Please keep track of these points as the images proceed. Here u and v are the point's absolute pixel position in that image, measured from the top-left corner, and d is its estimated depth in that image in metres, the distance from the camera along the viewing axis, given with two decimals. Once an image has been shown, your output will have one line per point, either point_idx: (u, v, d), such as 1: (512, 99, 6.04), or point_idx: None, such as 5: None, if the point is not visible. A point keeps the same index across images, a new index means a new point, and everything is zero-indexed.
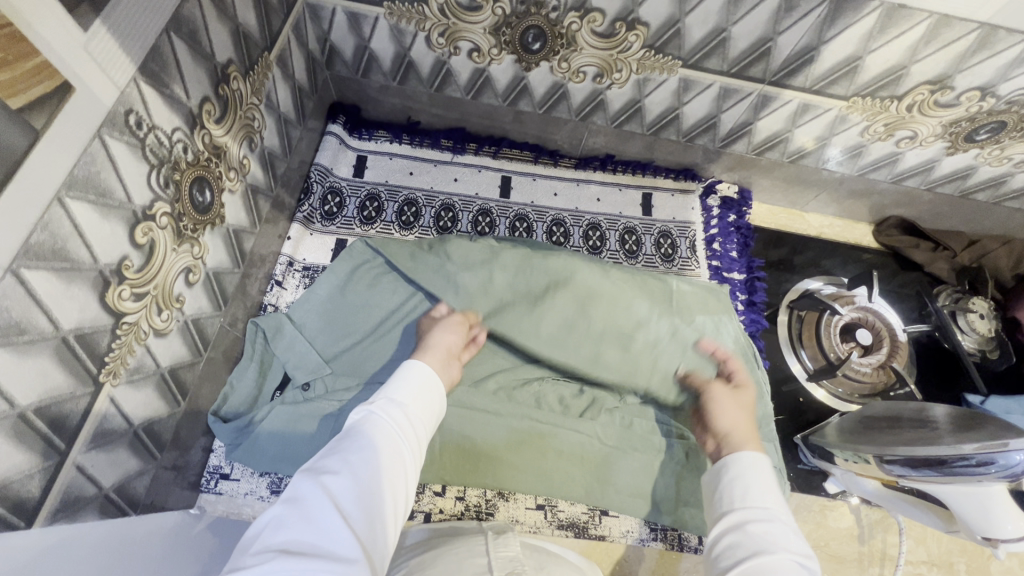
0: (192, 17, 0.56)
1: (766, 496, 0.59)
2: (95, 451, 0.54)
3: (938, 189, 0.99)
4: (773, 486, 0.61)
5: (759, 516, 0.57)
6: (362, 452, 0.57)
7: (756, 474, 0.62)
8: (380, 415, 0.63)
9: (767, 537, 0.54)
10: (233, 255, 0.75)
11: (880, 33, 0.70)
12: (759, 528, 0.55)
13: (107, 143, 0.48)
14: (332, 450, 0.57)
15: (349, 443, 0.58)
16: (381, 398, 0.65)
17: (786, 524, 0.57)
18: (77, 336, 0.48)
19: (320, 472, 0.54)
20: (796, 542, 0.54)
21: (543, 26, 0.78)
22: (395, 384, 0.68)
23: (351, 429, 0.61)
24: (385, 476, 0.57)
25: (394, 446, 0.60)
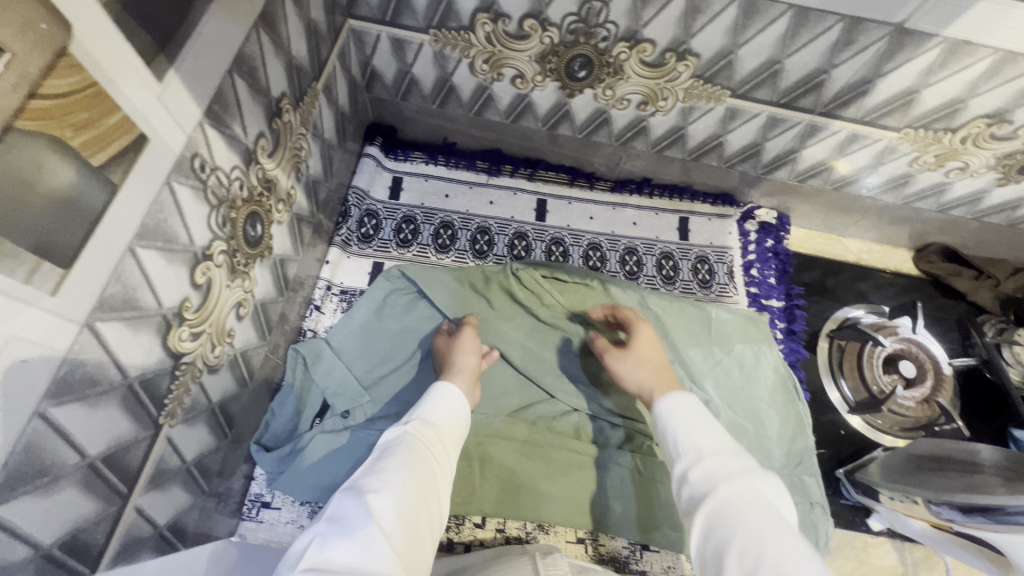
0: (252, 55, 0.56)
1: (691, 434, 0.58)
2: (152, 491, 0.54)
3: (986, 219, 0.97)
4: (697, 417, 0.60)
5: (693, 459, 0.56)
6: (400, 470, 0.57)
7: (681, 419, 0.60)
8: (414, 434, 0.62)
9: (707, 478, 0.53)
10: (279, 284, 0.75)
11: (941, 67, 0.69)
12: (699, 472, 0.54)
13: (175, 188, 0.48)
14: (369, 468, 0.57)
15: (386, 462, 0.58)
16: (412, 419, 0.66)
17: (716, 449, 0.56)
18: (141, 382, 0.48)
19: (360, 490, 0.54)
20: (727, 470, 0.53)
21: (590, 55, 0.77)
22: (424, 405, 0.68)
23: (386, 448, 0.60)
24: (422, 496, 0.56)
25: (430, 467, 0.60)
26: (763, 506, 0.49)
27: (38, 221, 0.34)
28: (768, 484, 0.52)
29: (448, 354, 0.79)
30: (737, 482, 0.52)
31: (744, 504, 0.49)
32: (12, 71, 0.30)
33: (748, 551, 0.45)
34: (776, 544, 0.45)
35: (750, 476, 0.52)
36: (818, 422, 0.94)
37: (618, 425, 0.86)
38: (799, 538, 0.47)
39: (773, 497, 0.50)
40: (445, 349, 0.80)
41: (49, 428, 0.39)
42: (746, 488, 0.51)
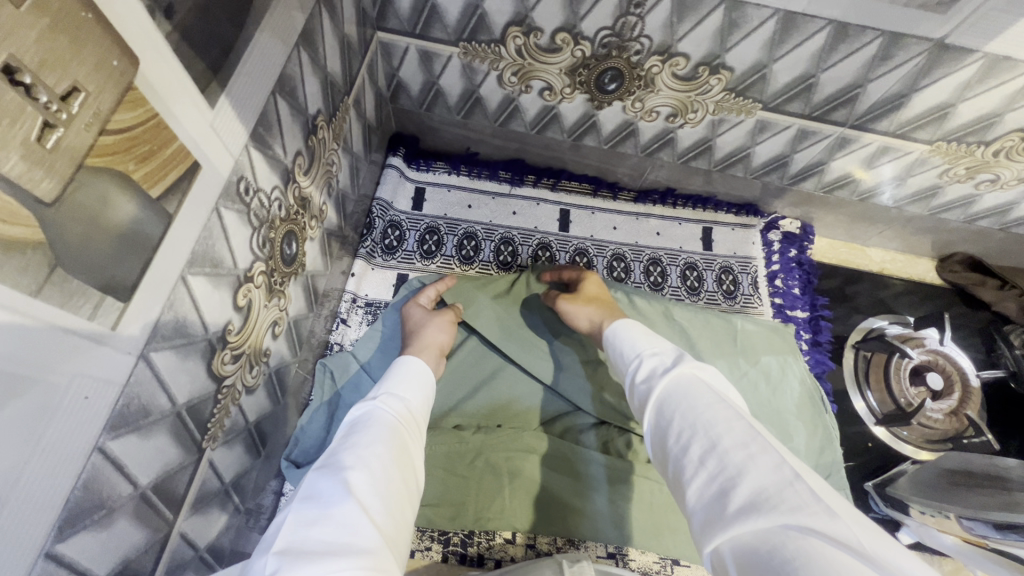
0: (293, 74, 0.55)
1: (635, 346, 0.60)
2: (194, 515, 0.54)
3: (1012, 229, 0.97)
4: (638, 331, 0.62)
5: (638, 363, 0.57)
6: (375, 445, 0.52)
7: (626, 335, 0.63)
8: (384, 410, 0.58)
9: (649, 374, 0.54)
10: (310, 300, 0.75)
11: (979, 82, 0.68)
12: (643, 372, 0.55)
13: (222, 214, 0.47)
14: (340, 446, 0.52)
15: (358, 437, 0.52)
16: (382, 395, 0.61)
17: (654, 351, 0.57)
18: (188, 408, 0.48)
19: (334, 468, 0.48)
20: (662, 361, 0.54)
21: (622, 68, 0.77)
22: (390, 380, 0.64)
23: (355, 424, 0.55)
24: (399, 470, 0.52)
25: (404, 443, 0.55)
26: (705, 389, 0.48)
27: (105, 258, 0.34)
28: (705, 367, 0.52)
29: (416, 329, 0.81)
30: (676, 370, 0.52)
31: (682, 389, 0.49)
32: (85, 110, 0.30)
33: (692, 432, 0.45)
34: (714, 414, 0.45)
35: (686, 363, 0.52)
36: (846, 434, 0.93)
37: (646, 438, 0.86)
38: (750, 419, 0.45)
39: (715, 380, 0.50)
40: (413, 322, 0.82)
41: (106, 462, 0.39)
42: (682, 371, 0.51)
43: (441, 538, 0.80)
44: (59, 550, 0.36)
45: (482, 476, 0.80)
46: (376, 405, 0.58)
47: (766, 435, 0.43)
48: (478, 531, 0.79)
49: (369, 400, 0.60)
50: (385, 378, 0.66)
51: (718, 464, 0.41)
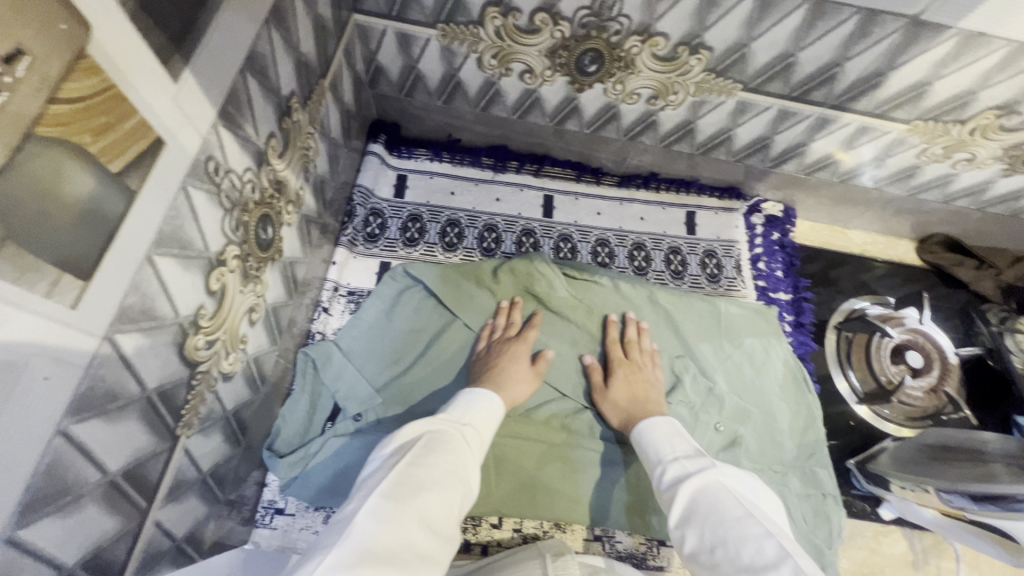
0: (264, 52, 0.54)
1: (659, 448, 0.64)
2: (171, 504, 0.53)
3: (989, 209, 0.98)
4: (664, 432, 0.67)
5: (662, 469, 0.62)
6: (450, 473, 0.56)
7: (655, 431, 0.67)
8: (461, 436, 0.62)
9: (680, 476, 0.58)
10: (288, 288, 0.74)
11: (954, 59, 0.69)
12: (671, 472, 0.60)
13: (190, 193, 0.46)
14: (420, 453, 0.56)
15: (438, 458, 0.56)
16: (466, 422, 0.65)
17: (679, 456, 0.61)
18: (160, 393, 0.47)
19: (415, 483, 0.53)
20: (693, 463, 0.59)
21: (602, 49, 0.76)
22: (465, 405, 0.69)
23: (439, 439, 0.59)
24: (462, 498, 0.56)
25: (470, 468, 0.59)
26: (732, 494, 0.53)
27: (59, 232, 0.33)
28: (734, 477, 0.56)
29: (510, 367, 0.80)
30: (702, 475, 0.57)
31: (714, 496, 0.54)
32: (33, 73, 0.29)
33: (719, 546, 0.49)
34: (741, 530, 0.49)
35: (715, 472, 0.57)
36: (829, 413, 0.95)
37: None
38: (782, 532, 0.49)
39: (745, 489, 0.55)
40: (520, 372, 0.80)
41: (71, 447, 0.37)
42: (711, 479, 0.56)
43: None
44: (22, 536, 0.35)
45: None
46: (456, 428, 0.63)
47: (792, 550, 0.46)
48: (464, 519, 0.81)
49: (453, 421, 0.64)
50: (458, 400, 0.70)
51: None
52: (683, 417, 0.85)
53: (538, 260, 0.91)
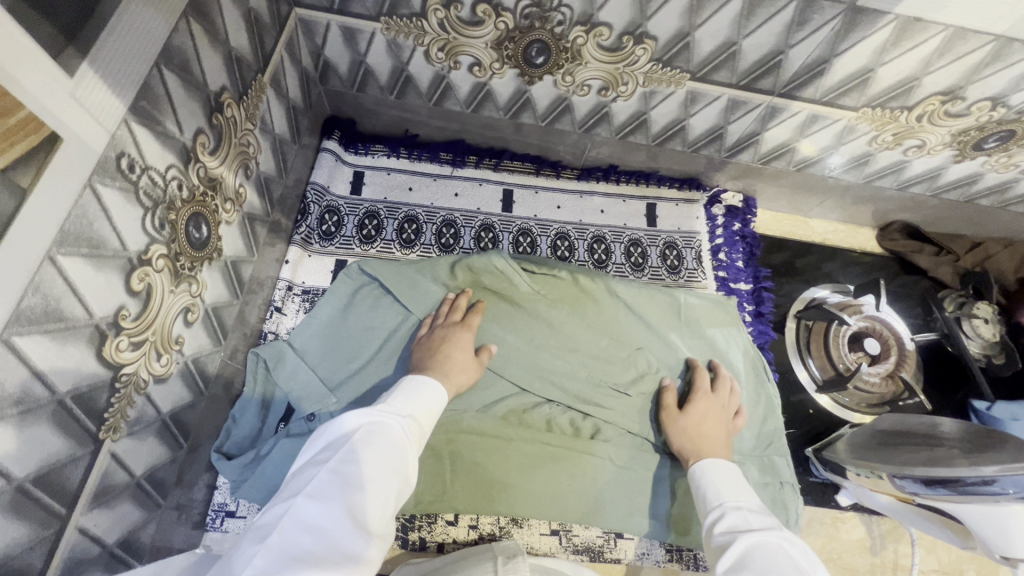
0: (183, 46, 0.52)
1: (722, 495, 0.67)
2: (97, 510, 0.52)
3: (944, 195, 0.99)
4: (729, 480, 0.69)
5: (720, 514, 0.65)
6: (385, 471, 0.55)
7: (718, 478, 0.70)
8: (399, 429, 0.60)
9: (736, 526, 0.61)
10: (231, 287, 0.73)
11: (894, 45, 0.69)
12: (729, 521, 0.62)
13: (98, 190, 0.45)
14: (351, 453, 0.55)
15: (372, 457, 0.55)
16: (406, 414, 0.64)
17: (741, 507, 0.64)
18: (74, 397, 0.46)
19: (345, 484, 0.52)
20: (755, 519, 0.61)
21: (547, 41, 0.76)
22: (408, 395, 0.67)
23: (374, 434, 0.58)
24: (398, 495, 0.56)
25: (408, 463, 0.59)
26: (786, 554, 0.54)
27: None
28: (792, 539, 0.57)
29: (452, 353, 0.78)
30: (762, 531, 0.58)
31: (764, 548, 0.55)
32: None
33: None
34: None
35: (775, 529, 0.59)
36: (789, 402, 0.95)
37: (587, 415, 0.86)
38: None
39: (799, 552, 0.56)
40: (461, 363, 0.78)
41: None
42: (769, 533, 0.58)
43: None
44: None
45: (423, 458, 0.80)
46: (396, 421, 0.61)
47: None
48: (420, 516, 0.81)
49: (391, 413, 0.62)
50: (400, 388, 0.68)
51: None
52: (643, 409, 0.86)
53: (498, 259, 0.87)
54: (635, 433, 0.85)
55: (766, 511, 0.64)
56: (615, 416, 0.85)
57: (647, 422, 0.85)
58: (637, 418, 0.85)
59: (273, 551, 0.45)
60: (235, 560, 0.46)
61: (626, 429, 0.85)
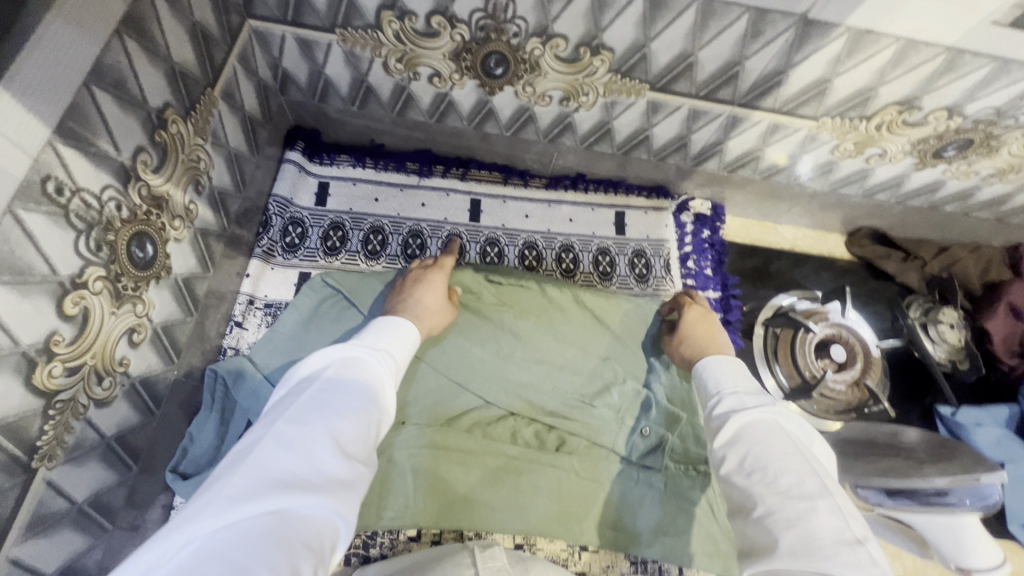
0: (117, 64, 0.51)
1: (720, 381, 0.62)
2: (33, 539, 0.51)
3: (909, 202, 0.99)
4: (731, 369, 0.64)
5: (717, 399, 0.60)
6: (365, 399, 0.54)
7: (719, 369, 0.65)
8: (377, 362, 0.59)
9: (734, 406, 0.57)
10: (183, 304, 0.71)
11: (848, 56, 0.69)
12: (727, 404, 0.58)
13: (21, 217, 0.44)
14: (329, 384, 0.53)
15: (349, 387, 0.54)
16: (381, 347, 0.62)
17: (740, 391, 0.59)
18: (0, 428, 0.45)
19: (324, 411, 0.50)
20: (754, 400, 0.57)
21: (505, 52, 0.75)
22: (385, 332, 0.65)
23: (351, 366, 0.56)
24: (380, 421, 0.55)
25: (389, 395, 0.58)
26: (786, 439, 0.51)
27: None
28: (791, 419, 0.54)
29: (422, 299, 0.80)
30: (761, 414, 0.55)
31: (761, 429, 0.52)
32: None
33: (756, 467, 0.49)
34: (785, 458, 0.49)
35: (775, 409, 0.55)
36: None
37: (553, 427, 0.86)
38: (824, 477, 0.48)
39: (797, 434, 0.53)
40: (439, 301, 0.82)
41: None
42: (768, 414, 0.54)
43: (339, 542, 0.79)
44: None
45: (385, 474, 0.79)
46: (373, 356, 0.59)
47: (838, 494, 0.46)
48: (381, 531, 0.78)
49: (369, 348, 0.61)
50: (373, 326, 0.66)
51: (777, 504, 0.46)
52: (609, 420, 0.85)
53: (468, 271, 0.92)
54: (601, 444, 0.85)
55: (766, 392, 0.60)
56: (580, 428, 0.85)
57: (615, 433, 0.85)
58: (604, 429, 0.85)
59: (251, 476, 0.43)
60: (211, 481, 0.44)
61: (590, 439, 0.85)
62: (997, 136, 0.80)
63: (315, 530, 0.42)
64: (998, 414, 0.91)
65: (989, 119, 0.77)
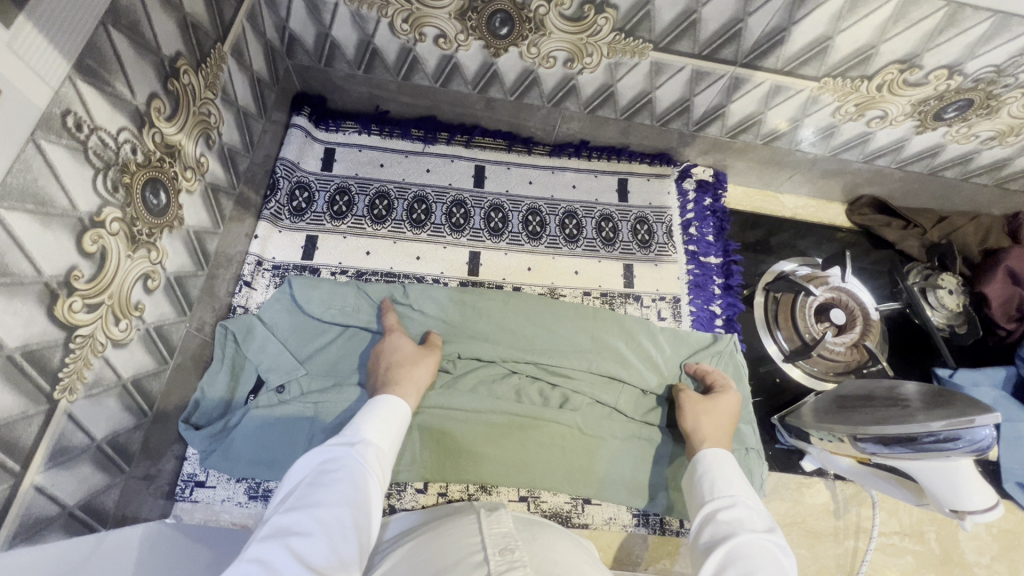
0: (132, 8, 0.52)
1: (729, 485, 0.64)
2: (55, 469, 0.53)
3: (909, 167, 1.00)
4: (733, 472, 0.66)
5: (717, 507, 0.62)
6: (338, 503, 0.52)
7: (726, 469, 0.67)
8: (353, 462, 0.58)
9: (734, 522, 0.59)
10: (194, 257, 0.73)
11: (850, 12, 0.70)
12: (728, 515, 0.60)
13: (44, 147, 0.45)
14: (299, 505, 0.52)
15: (321, 495, 0.53)
16: (360, 439, 0.61)
17: (744, 504, 0.62)
18: (25, 353, 0.47)
19: (289, 538, 0.48)
20: (758, 523, 0.59)
21: (509, 10, 0.76)
22: (366, 421, 0.64)
23: (326, 473, 0.56)
24: (357, 529, 0.52)
25: (368, 497, 0.56)
26: (777, 564, 0.54)
27: None
28: (783, 552, 0.57)
29: (407, 366, 0.73)
30: (761, 538, 0.57)
31: (757, 553, 0.55)
32: None
33: None
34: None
35: (772, 538, 0.57)
36: (756, 373, 0.96)
37: (556, 385, 0.85)
38: None
39: (784, 563, 0.55)
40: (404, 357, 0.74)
41: None
42: (765, 539, 0.57)
43: None
44: None
45: None
46: (348, 453, 0.58)
47: None
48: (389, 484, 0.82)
49: (345, 444, 0.60)
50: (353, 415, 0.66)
51: None
52: (612, 379, 0.86)
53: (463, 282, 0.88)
54: (602, 402, 0.85)
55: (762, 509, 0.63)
56: (583, 386, 0.85)
57: (617, 393, 0.85)
58: (603, 387, 0.85)
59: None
60: None
61: (596, 399, 0.85)
62: (997, 96, 0.81)
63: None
64: (995, 375, 0.91)
65: (989, 78, 0.78)
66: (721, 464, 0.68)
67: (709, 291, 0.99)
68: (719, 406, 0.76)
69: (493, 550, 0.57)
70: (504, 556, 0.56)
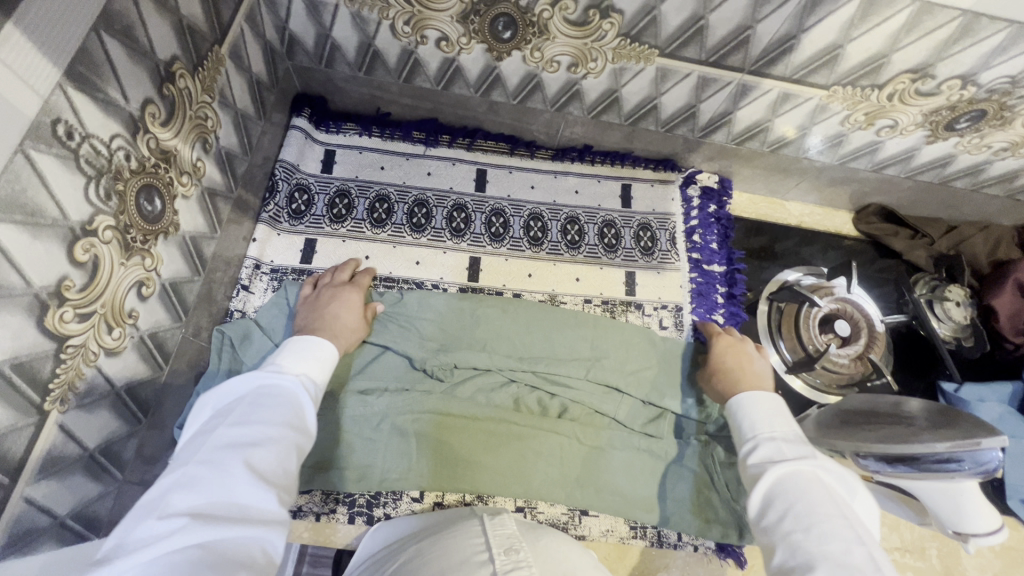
0: (124, 12, 0.51)
1: (755, 425, 0.62)
2: (45, 480, 0.52)
3: (918, 177, 0.98)
4: (756, 410, 0.64)
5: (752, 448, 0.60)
6: (284, 423, 0.49)
7: (751, 411, 0.65)
8: (297, 390, 0.54)
9: (766, 459, 0.57)
10: (189, 261, 0.72)
11: (862, 20, 0.68)
12: (758, 454, 0.58)
13: (32, 157, 0.44)
14: (243, 416, 0.48)
15: (269, 408, 0.50)
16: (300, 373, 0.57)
17: (776, 438, 0.59)
18: (13, 365, 0.46)
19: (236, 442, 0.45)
20: (791, 451, 0.56)
21: (513, 14, 0.75)
22: (309, 354, 0.60)
23: (267, 392, 0.52)
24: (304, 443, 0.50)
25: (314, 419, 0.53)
26: (818, 489, 0.51)
27: None
28: (830, 469, 0.53)
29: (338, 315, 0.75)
30: (795, 465, 0.54)
31: (796, 480, 0.52)
32: None
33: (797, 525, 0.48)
34: (847, 543, 0.45)
35: (811, 460, 0.54)
36: None
37: (553, 395, 0.84)
38: (864, 533, 0.47)
39: (835, 487, 0.52)
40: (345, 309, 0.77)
41: None
42: (799, 465, 0.54)
43: (345, 501, 0.82)
44: None
45: (389, 437, 0.79)
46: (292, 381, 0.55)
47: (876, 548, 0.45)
48: (385, 492, 0.82)
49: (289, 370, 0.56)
50: (293, 344, 0.61)
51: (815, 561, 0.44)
52: (611, 390, 0.85)
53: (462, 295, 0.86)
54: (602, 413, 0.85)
55: (803, 439, 0.59)
56: (583, 396, 0.83)
57: (616, 404, 0.84)
58: (604, 398, 0.84)
59: (161, 516, 0.39)
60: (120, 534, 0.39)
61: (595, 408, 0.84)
62: (1011, 107, 0.79)
63: (239, 562, 0.38)
64: (1001, 391, 0.89)
65: (1004, 89, 0.76)
66: (748, 399, 0.67)
67: (711, 300, 0.97)
68: (725, 362, 0.79)
69: (497, 550, 0.56)
70: (508, 555, 0.55)
